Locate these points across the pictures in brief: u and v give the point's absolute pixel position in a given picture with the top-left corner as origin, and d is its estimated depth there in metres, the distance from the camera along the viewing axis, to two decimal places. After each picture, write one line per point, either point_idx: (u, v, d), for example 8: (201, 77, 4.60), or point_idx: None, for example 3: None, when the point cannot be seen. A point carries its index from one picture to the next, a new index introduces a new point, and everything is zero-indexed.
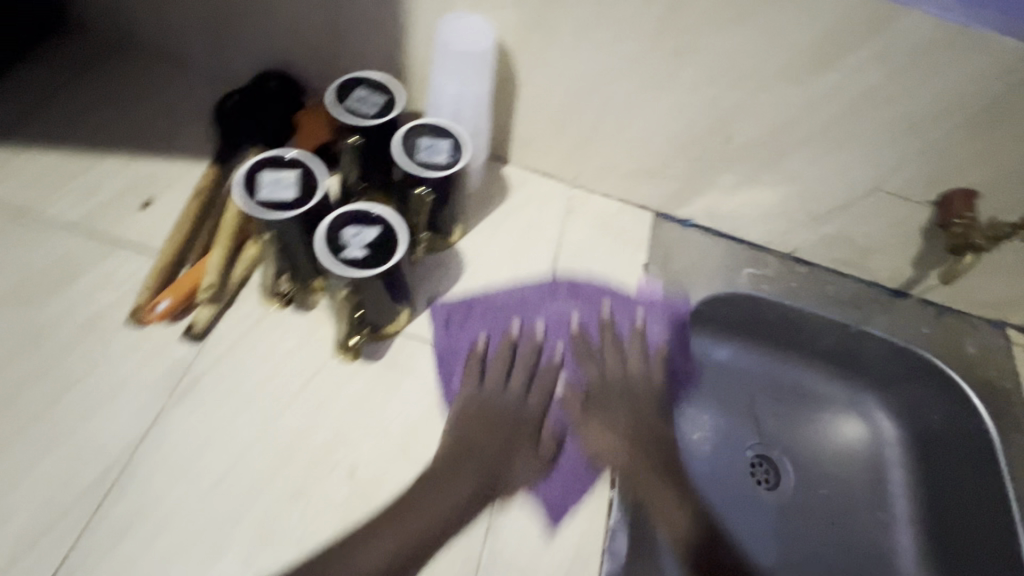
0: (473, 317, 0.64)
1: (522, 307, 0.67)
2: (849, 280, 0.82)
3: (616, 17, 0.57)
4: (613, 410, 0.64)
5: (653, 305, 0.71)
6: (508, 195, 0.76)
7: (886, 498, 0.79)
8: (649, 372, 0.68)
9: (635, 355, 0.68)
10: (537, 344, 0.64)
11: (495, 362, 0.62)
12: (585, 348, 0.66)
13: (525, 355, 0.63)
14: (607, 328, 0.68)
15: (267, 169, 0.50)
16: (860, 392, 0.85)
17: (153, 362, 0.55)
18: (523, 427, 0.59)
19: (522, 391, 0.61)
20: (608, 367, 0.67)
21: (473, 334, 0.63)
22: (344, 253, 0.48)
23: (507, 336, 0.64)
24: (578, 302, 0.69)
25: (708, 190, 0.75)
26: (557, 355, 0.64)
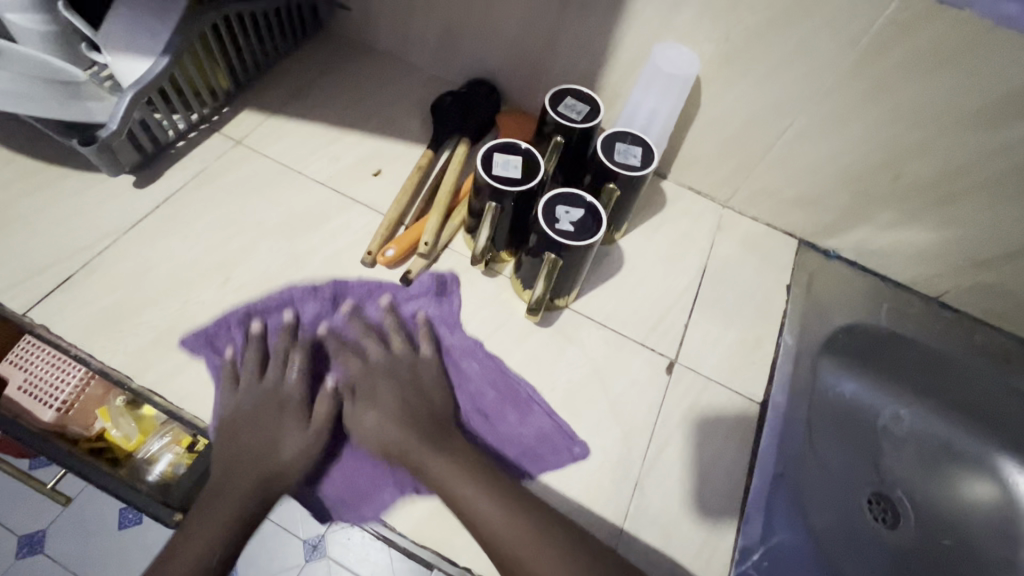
0: (216, 336, 0.63)
1: (276, 305, 0.66)
2: (998, 333, 0.80)
3: (812, 58, 0.64)
4: (382, 387, 0.63)
5: (411, 290, 0.70)
6: (664, 205, 0.84)
7: (1016, 560, 0.78)
8: (416, 346, 0.67)
9: (395, 334, 0.67)
10: (289, 331, 0.65)
11: (244, 365, 0.62)
12: (337, 339, 0.66)
13: (279, 347, 0.64)
14: (359, 317, 0.67)
15: (499, 152, 0.64)
16: (994, 451, 0.83)
17: (380, 296, 0.68)
18: (286, 405, 0.61)
19: (277, 377, 0.62)
20: (369, 354, 0.66)
21: (224, 343, 0.63)
22: (557, 225, 0.60)
23: (255, 335, 0.64)
24: (338, 301, 0.68)
25: (863, 225, 0.78)
26: (313, 338, 0.66)
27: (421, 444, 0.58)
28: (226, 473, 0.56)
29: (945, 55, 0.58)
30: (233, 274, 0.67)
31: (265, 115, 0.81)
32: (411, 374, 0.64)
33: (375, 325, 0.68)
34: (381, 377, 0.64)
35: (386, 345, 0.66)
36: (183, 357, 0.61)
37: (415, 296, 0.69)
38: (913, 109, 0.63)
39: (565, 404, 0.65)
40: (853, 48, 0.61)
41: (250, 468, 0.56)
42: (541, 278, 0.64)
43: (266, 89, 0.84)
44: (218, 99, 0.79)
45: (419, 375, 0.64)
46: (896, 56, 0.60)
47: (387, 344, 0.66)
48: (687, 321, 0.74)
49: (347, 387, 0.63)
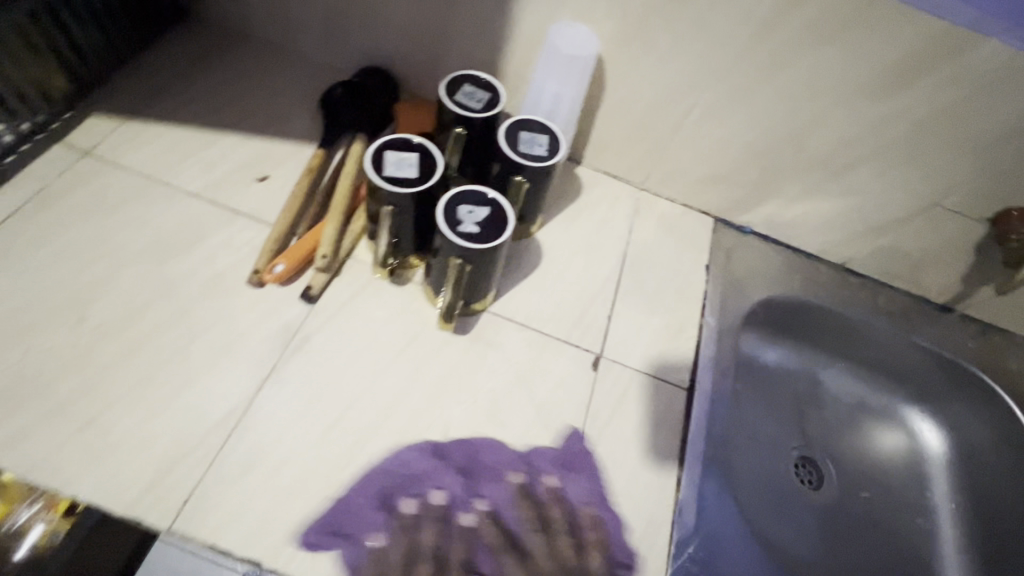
0: (345, 527, 0.51)
1: (407, 482, 0.54)
2: (898, 293, 0.84)
3: (709, 31, 0.62)
4: None
5: (565, 465, 0.59)
6: (580, 192, 0.81)
7: (927, 505, 0.82)
8: (582, 555, 0.54)
9: (560, 531, 0.55)
10: (439, 523, 0.53)
11: (390, 571, 0.49)
12: (498, 536, 0.53)
13: (427, 544, 0.51)
14: (522, 499, 0.56)
15: (392, 149, 0.58)
16: (900, 403, 0.88)
17: (273, 318, 0.60)
18: None
19: None
20: (531, 555, 0.53)
21: (363, 535, 0.51)
22: (460, 227, 0.55)
23: (403, 530, 0.52)
24: (477, 481, 0.56)
25: (773, 200, 0.78)
26: (461, 535, 0.53)
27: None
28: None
29: (834, 24, 0.57)
30: (89, 311, 0.57)
31: (122, 118, 0.70)
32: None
33: (536, 511, 0.56)
34: None
35: (551, 542, 0.55)
36: (31, 417, 0.51)
37: (568, 469, 0.59)
38: (812, 79, 0.62)
39: (490, 414, 0.60)
40: (747, 21, 0.60)
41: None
42: (438, 271, 0.61)
43: (120, 88, 0.72)
44: (58, 102, 0.67)
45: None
46: (787, 28, 0.59)
47: (549, 544, 0.54)
48: (611, 312, 0.72)
49: None
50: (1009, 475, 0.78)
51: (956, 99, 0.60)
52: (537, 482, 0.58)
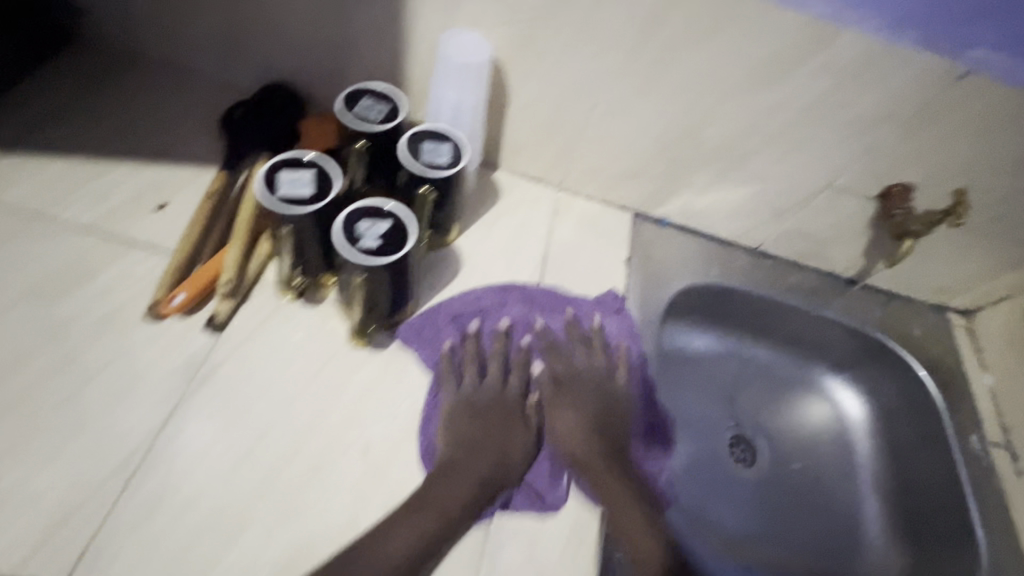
0: (427, 334, 0.65)
1: (478, 306, 0.69)
2: (810, 271, 0.89)
3: (596, 34, 0.63)
4: (580, 395, 0.67)
5: (603, 304, 0.74)
6: (498, 198, 0.82)
7: (853, 470, 0.86)
8: (614, 368, 0.70)
9: (597, 351, 0.70)
10: (504, 333, 0.68)
11: (467, 361, 0.65)
12: (549, 342, 0.69)
13: (496, 347, 0.67)
14: (573, 328, 0.71)
15: (286, 168, 0.56)
16: (824, 374, 0.92)
17: (176, 351, 0.58)
18: (509, 406, 0.63)
19: (499, 379, 0.65)
20: (574, 359, 0.69)
21: (444, 335, 0.66)
22: (360, 243, 0.54)
23: (474, 337, 0.67)
24: (532, 306, 0.71)
25: (683, 191, 0.81)
26: (525, 343, 0.68)
27: (609, 455, 0.63)
28: (452, 457, 0.58)
29: (709, 22, 0.59)
30: None
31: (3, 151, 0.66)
32: (603, 385, 0.68)
33: (579, 333, 0.71)
34: (590, 386, 0.68)
35: (590, 358, 0.70)
36: None
37: (605, 310, 0.74)
38: (698, 76, 0.64)
39: (411, 429, 0.60)
40: (629, 24, 0.61)
41: (476, 461, 0.58)
42: (348, 288, 0.59)
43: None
44: None
45: (614, 390, 0.68)
46: (667, 28, 0.61)
47: (588, 354, 0.70)
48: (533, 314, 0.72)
49: (553, 387, 0.67)
50: (922, 433, 0.82)
51: (830, 88, 0.63)
52: (583, 317, 0.73)
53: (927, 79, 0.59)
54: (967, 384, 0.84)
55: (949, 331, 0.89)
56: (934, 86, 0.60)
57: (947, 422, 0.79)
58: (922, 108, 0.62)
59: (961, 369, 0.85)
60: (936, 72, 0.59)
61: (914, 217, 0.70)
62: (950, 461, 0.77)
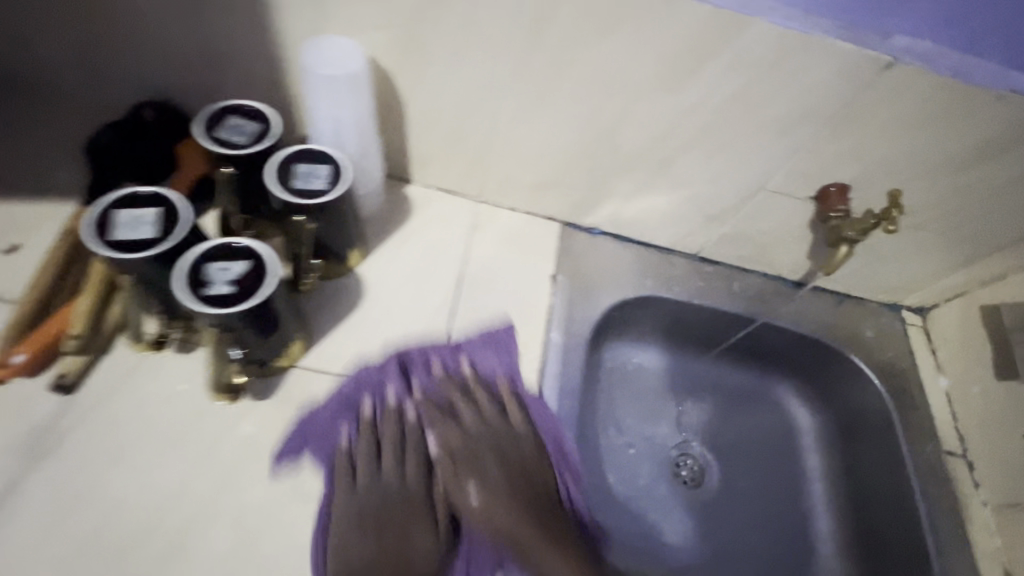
0: (315, 437, 0.57)
1: (365, 386, 0.61)
2: (754, 275, 0.83)
3: (481, 33, 0.56)
4: (484, 467, 0.62)
5: (474, 348, 0.66)
6: (410, 215, 0.75)
7: (804, 482, 0.82)
8: (505, 415, 0.64)
9: (483, 401, 0.64)
10: (390, 411, 0.61)
11: (359, 455, 0.58)
12: (433, 411, 0.63)
13: (387, 430, 0.61)
14: (446, 381, 0.64)
15: (125, 208, 0.49)
16: (772, 381, 0.87)
17: (19, 418, 0.52)
18: (413, 505, 0.59)
19: (394, 469, 0.60)
20: (462, 423, 0.63)
21: (337, 424, 0.59)
22: (208, 290, 0.47)
23: (369, 423, 0.60)
24: (409, 368, 0.64)
25: (609, 199, 0.74)
26: (410, 418, 0.63)
27: (531, 517, 0.59)
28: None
29: (601, 17, 0.53)
30: None
31: None
32: (500, 443, 0.63)
33: (458, 384, 0.65)
34: (485, 447, 0.63)
35: (477, 409, 0.64)
36: None
37: (483, 347, 0.66)
38: (600, 76, 0.58)
39: (293, 489, 0.54)
40: (515, 21, 0.54)
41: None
42: (212, 346, 0.53)
43: None
44: None
45: (516, 441, 0.63)
46: (557, 24, 0.54)
47: (476, 412, 0.64)
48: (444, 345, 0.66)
49: (450, 462, 0.62)
50: (876, 439, 0.77)
51: (746, 84, 0.56)
52: (452, 363, 0.66)
53: (847, 70, 0.53)
54: (921, 388, 0.79)
55: (904, 330, 0.84)
56: (855, 78, 0.54)
57: (899, 427, 0.75)
58: (849, 102, 0.56)
59: (916, 372, 0.80)
60: (857, 62, 0.52)
61: (849, 222, 0.64)
62: (902, 470, 0.73)
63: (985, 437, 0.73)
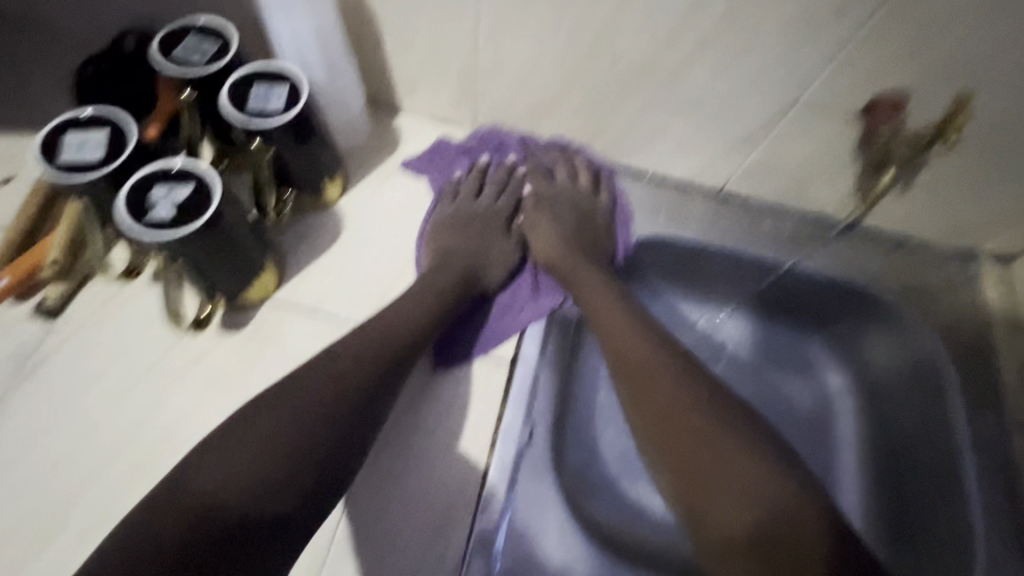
0: (439, 160, 0.69)
1: (486, 139, 0.70)
2: (790, 215, 0.71)
3: None
4: (560, 218, 0.66)
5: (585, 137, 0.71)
6: (398, 147, 0.70)
7: (831, 451, 0.73)
8: (596, 187, 0.69)
9: (582, 172, 0.69)
10: (501, 163, 0.69)
11: (465, 184, 0.68)
12: (535, 167, 0.69)
13: (493, 176, 0.69)
14: (553, 147, 0.70)
15: (71, 130, 0.48)
16: (802, 338, 0.77)
17: (6, 340, 0.54)
18: (493, 222, 0.66)
19: (490, 199, 0.67)
20: (556, 180, 0.69)
21: (450, 166, 0.69)
22: (151, 215, 0.46)
23: (481, 168, 0.69)
24: (504, 139, 0.70)
25: (614, 125, 0.65)
26: (511, 167, 0.69)
27: (579, 264, 0.62)
28: (440, 259, 0.62)
29: None
30: None
31: None
32: (578, 205, 0.68)
33: (563, 154, 0.70)
34: (566, 207, 0.67)
35: (572, 178, 0.69)
36: None
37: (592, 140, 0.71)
38: None
39: None
40: None
41: (460, 258, 0.62)
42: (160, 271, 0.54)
43: None
44: None
45: (596, 208, 0.68)
46: None
47: (570, 178, 0.69)
48: None
49: (531, 204, 0.68)
50: (921, 402, 0.66)
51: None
52: (571, 141, 0.71)
53: None
54: (994, 352, 0.66)
55: (978, 283, 0.69)
56: None
57: (951, 379, 0.64)
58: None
59: (985, 334, 0.67)
60: None
61: (900, 137, 0.53)
62: (951, 434, 0.62)
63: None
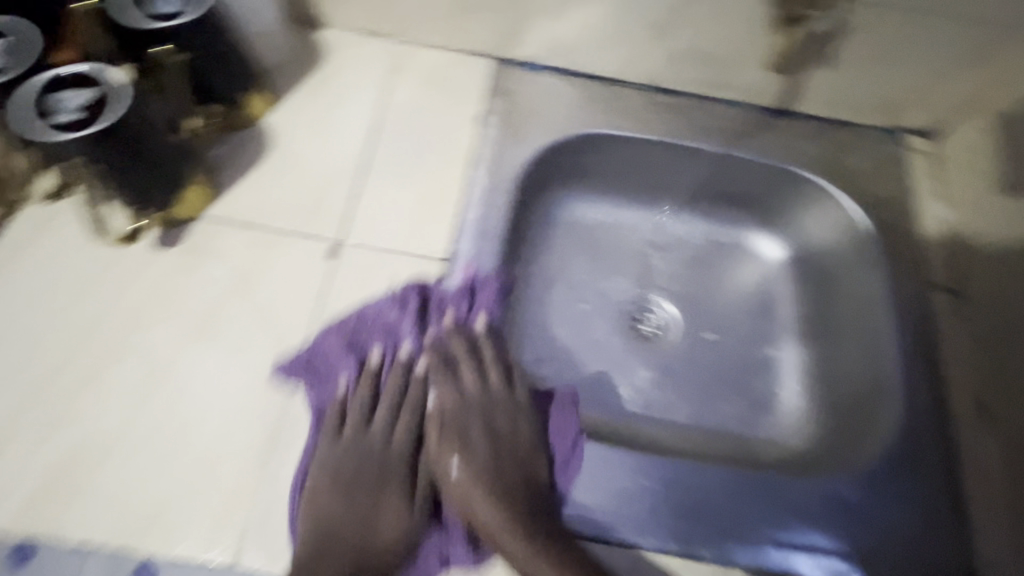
0: (318, 368, 0.56)
1: (372, 326, 0.58)
2: (720, 105, 0.71)
3: None
4: (470, 443, 0.58)
5: (485, 292, 0.60)
6: (323, 59, 0.69)
7: (770, 368, 0.72)
8: (510, 383, 0.61)
9: (489, 365, 0.61)
10: (395, 364, 0.60)
11: (355, 408, 0.57)
12: (436, 362, 0.60)
13: (391, 385, 0.59)
14: (457, 336, 0.61)
15: None
16: (744, 230, 0.77)
17: None
18: (390, 472, 0.57)
19: (386, 432, 0.58)
20: (464, 387, 0.60)
21: (334, 373, 0.57)
22: (55, 119, 0.48)
23: (371, 371, 0.58)
24: (394, 323, 0.59)
25: (534, 20, 0.65)
26: (410, 369, 0.60)
27: (497, 508, 0.55)
28: (326, 536, 0.52)
29: None
30: None
31: None
32: (494, 414, 0.60)
33: (468, 340, 0.61)
34: (473, 413, 0.60)
35: (483, 378, 0.60)
36: None
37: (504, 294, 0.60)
38: None
39: (201, 326, 0.56)
40: None
41: (352, 540, 0.54)
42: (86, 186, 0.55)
43: None
44: None
45: (512, 420, 0.60)
46: None
47: (478, 379, 0.60)
48: (353, 193, 0.63)
49: (437, 428, 0.59)
50: (854, 277, 0.68)
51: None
52: (468, 315, 0.61)
53: None
54: (909, 219, 0.69)
55: (898, 158, 0.71)
56: None
57: (875, 249, 0.67)
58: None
59: (902, 204, 0.69)
60: None
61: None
62: (878, 301, 0.65)
63: (993, 275, 0.63)
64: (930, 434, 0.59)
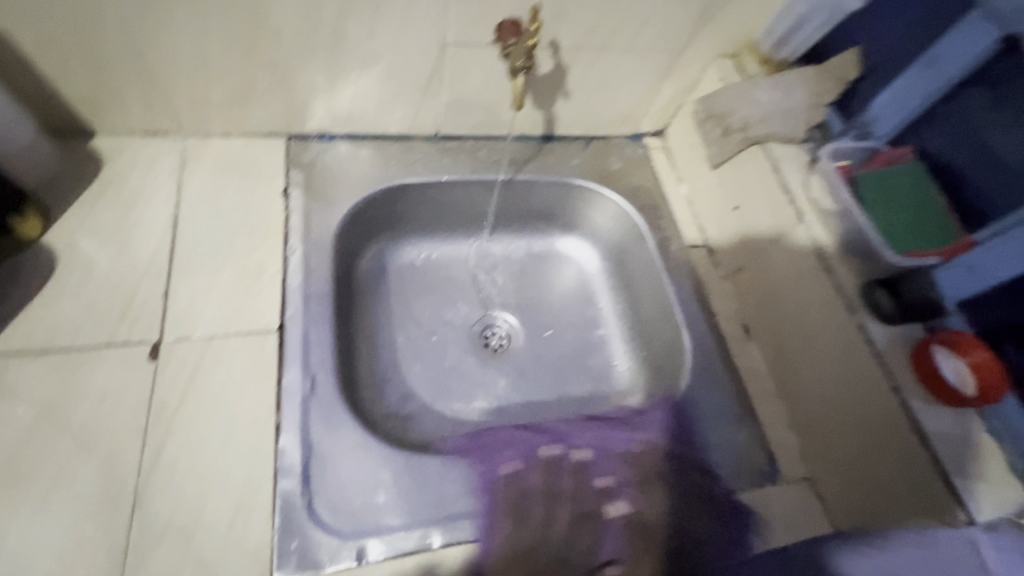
0: (484, 459, 0.62)
1: (559, 432, 0.68)
2: (497, 142, 0.84)
3: None
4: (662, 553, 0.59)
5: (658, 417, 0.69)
6: (102, 168, 0.68)
7: (602, 344, 0.84)
8: (680, 493, 0.64)
9: (653, 480, 0.64)
10: (579, 468, 0.64)
11: (534, 494, 0.61)
12: (625, 470, 0.64)
13: (571, 483, 0.63)
14: (639, 448, 0.67)
15: None
16: (553, 237, 0.90)
17: None
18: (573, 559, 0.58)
19: (568, 525, 0.60)
20: (649, 499, 0.63)
21: (500, 462, 0.63)
22: None
23: (543, 467, 0.63)
24: (570, 435, 0.67)
25: (311, 96, 0.71)
26: (595, 472, 0.64)
27: None
28: None
29: None
30: None
31: None
32: (671, 531, 0.61)
33: (633, 457, 0.66)
34: (654, 523, 0.61)
35: (664, 491, 0.64)
36: None
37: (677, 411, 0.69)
38: None
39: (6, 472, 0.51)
40: None
41: None
42: None
43: None
44: None
45: (694, 527, 0.61)
46: None
47: (657, 489, 0.64)
48: (166, 290, 0.63)
49: (627, 537, 0.60)
50: (636, 254, 0.84)
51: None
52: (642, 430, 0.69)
53: None
54: (665, 198, 0.86)
55: (646, 155, 0.89)
56: None
57: (643, 227, 0.83)
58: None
59: (658, 189, 0.86)
60: None
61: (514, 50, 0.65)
62: (654, 271, 0.80)
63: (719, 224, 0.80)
64: (720, 362, 0.73)
